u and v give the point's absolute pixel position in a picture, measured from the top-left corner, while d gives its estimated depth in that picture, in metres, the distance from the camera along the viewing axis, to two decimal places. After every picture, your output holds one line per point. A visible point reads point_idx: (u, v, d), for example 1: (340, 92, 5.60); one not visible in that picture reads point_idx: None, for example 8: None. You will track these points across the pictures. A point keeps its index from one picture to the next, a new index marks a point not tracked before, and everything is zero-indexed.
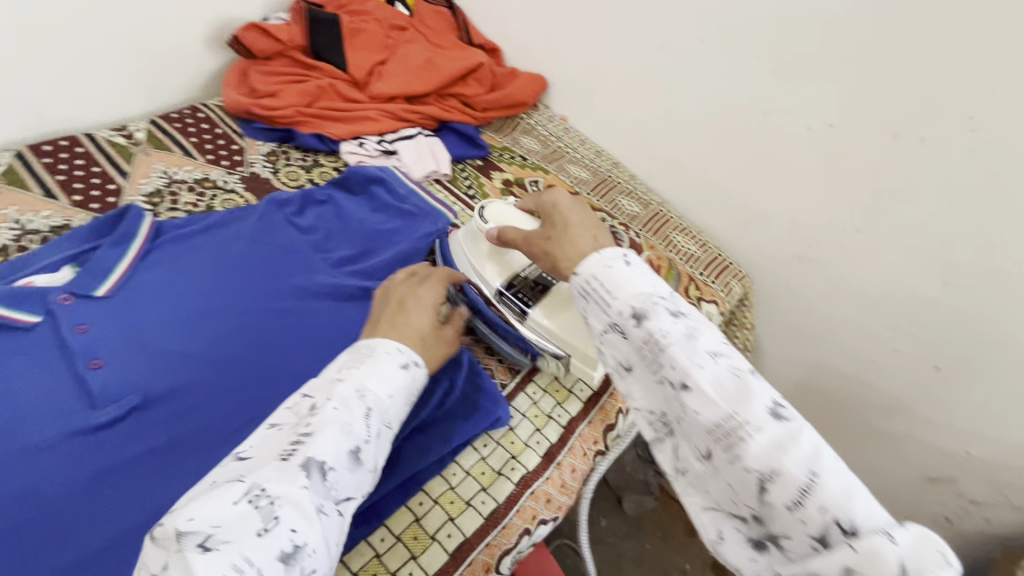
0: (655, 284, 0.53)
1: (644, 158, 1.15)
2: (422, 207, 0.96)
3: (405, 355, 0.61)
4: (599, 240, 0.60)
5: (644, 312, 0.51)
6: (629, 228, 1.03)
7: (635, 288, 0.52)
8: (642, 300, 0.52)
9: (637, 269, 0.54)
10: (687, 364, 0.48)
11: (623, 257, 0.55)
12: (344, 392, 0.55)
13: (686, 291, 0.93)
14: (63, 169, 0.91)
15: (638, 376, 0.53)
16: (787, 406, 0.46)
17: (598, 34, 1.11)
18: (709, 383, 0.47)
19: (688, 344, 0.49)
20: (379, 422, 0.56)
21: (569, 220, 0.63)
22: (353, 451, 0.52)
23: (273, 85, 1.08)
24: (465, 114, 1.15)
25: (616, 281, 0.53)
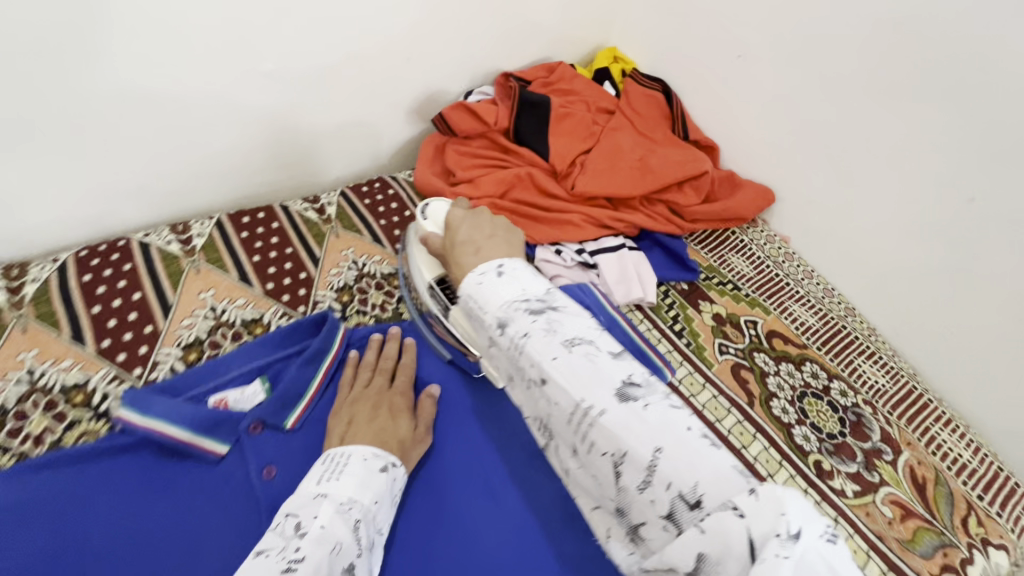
0: (522, 289, 0.58)
1: (891, 311, 0.94)
2: (633, 345, 0.81)
3: (382, 458, 0.61)
4: (479, 252, 0.67)
5: (506, 318, 0.56)
6: (877, 410, 0.82)
7: (501, 297, 0.58)
8: (507, 308, 0.57)
9: (506, 279, 0.59)
10: (541, 359, 0.52)
11: (495, 268, 0.60)
12: (330, 507, 0.54)
13: (963, 524, 0.72)
14: (258, 248, 0.86)
15: (518, 386, 0.57)
16: (636, 387, 0.50)
17: (865, 160, 0.90)
18: (563, 373, 0.51)
19: (545, 340, 0.53)
20: (369, 534, 0.55)
21: (457, 237, 0.70)
22: (348, 567, 0.51)
23: (471, 170, 0.99)
24: (672, 223, 1.00)
25: (486, 293, 0.59)
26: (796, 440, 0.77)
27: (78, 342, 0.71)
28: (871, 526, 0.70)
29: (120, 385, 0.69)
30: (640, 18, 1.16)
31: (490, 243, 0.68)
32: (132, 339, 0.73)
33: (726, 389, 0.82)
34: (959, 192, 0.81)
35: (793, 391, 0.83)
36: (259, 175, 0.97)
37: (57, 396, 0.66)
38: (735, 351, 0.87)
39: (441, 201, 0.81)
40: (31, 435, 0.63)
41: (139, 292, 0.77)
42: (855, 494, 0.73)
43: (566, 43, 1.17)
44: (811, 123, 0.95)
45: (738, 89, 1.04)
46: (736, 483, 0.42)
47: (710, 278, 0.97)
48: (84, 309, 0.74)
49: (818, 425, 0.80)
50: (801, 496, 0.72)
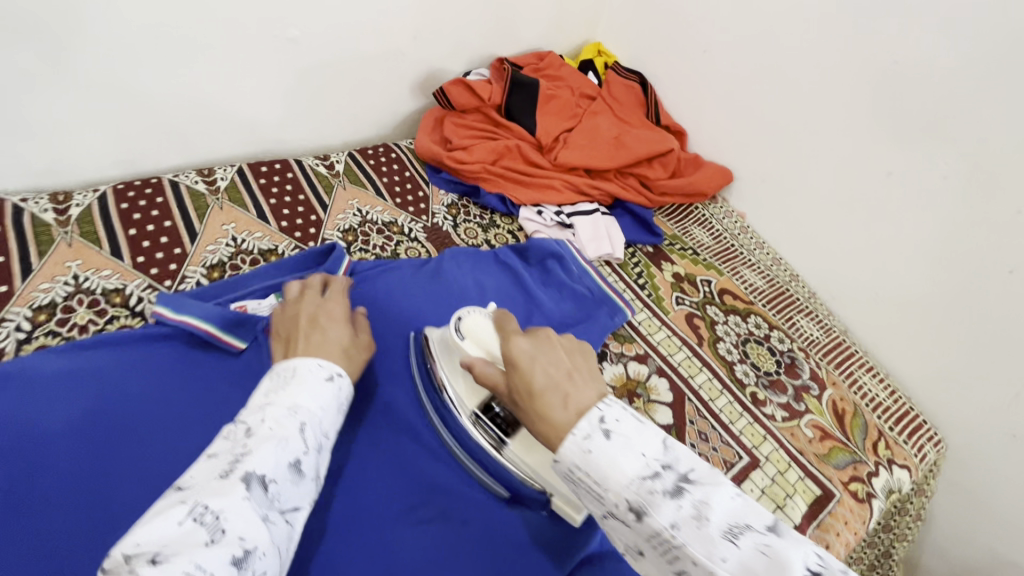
0: (643, 453, 0.44)
1: (829, 276, 1.07)
2: (597, 289, 0.93)
3: (326, 368, 0.61)
4: (569, 402, 0.49)
5: (641, 506, 0.41)
6: (809, 355, 0.95)
7: (625, 475, 0.43)
8: (636, 489, 0.42)
9: (618, 443, 0.44)
10: (706, 560, 0.39)
11: (599, 426, 0.46)
12: (279, 410, 0.54)
13: (873, 447, 0.84)
14: (274, 193, 0.97)
15: (651, 563, 0.43)
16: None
17: (808, 143, 1.04)
18: (738, 574, 0.38)
19: (698, 530, 0.40)
20: (317, 435, 0.55)
21: (533, 386, 0.52)
22: (293, 463, 0.52)
23: (466, 139, 1.11)
24: (642, 195, 1.13)
25: (602, 469, 0.44)
26: (736, 374, 0.89)
27: (117, 256, 0.82)
28: (794, 443, 0.81)
29: (153, 292, 0.80)
30: (623, 16, 1.30)
31: (579, 388, 0.51)
32: (163, 258, 0.83)
33: (679, 333, 0.94)
34: (882, 168, 0.95)
35: (737, 338, 0.95)
36: (277, 135, 1.09)
37: (98, 296, 0.77)
38: (690, 303, 0.99)
39: (477, 313, 0.68)
40: (78, 325, 0.74)
41: (169, 220, 0.88)
42: (784, 419, 0.84)
43: (556, 35, 1.31)
44: (767, 109, 1.08)
45: (705, 80, 1.18)
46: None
47: (673, 244, 1.10)
48: (122, 231, 0.85)
49: (757, 364, 0.92)
50: (736, 417, 0.84)
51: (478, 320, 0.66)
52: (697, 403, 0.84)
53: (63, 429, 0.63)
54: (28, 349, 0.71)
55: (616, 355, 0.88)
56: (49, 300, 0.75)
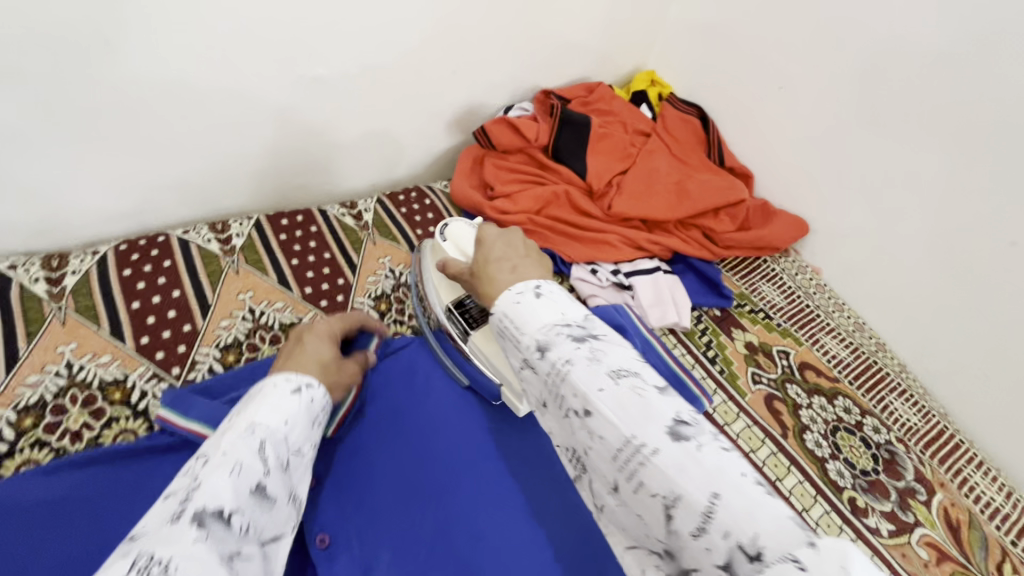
0: (562, 312, 0.48)
1: (923, 348, 0.94)
2: (667, 371, 0.80)
3: (294, 380, 0.56)
4: (515, 270, 0.58)
5: (547, 342, 0.46)
6: (909, 447, 0.82)
7: (540, 322, 0.48)
8: (547, 331, 0.47)
9: (546, 301, 0.49)
10: (584, 388, 0.42)
11: (533, 288, 0.51)
12: (234, 433, 0.49)
13: (999, 570, 0.72)
14: (297, 251, 0.86)
15: (552, 415, 0.46)
16: (691, 425, 0.39)
17: (901, 197, 0.91)
18: (609, 406, 0.40)
19: (588, 367, 0.43)
20: (280, 454, 0.50)
21: (489, 255, 0.63)
22: (256, 489, 0.46)
23: (509, 185, 0.99)
24: (705, 249, 1.00)
25: (522, 316, 0.49)
26: (829, 475, 0.77)
27: (117, 338, 0.71)
28: (906, 567, 0.70)
29: (158, 383, 0.68)
30: (680, 43, 1.18)
31: (526, 263, 0.60)
32: (170, 337, 0.72)
33: (760, 421, 0.82)
34: (1003, 237, 0.81)
35: (825, 425, 0.83)
36: (298, 178, 0.98)
37: (95, 392, 0.66)
38: (767, 382, 0.87)
39: (461, 223, 0.77)
40: (70, 431, 0.63)
41: (178, 289, 0.77)
42: (891, 534, 0.72)
43: (606, 63, 1.18)
44: (853, 156, 0.95)
45: (775, 119, 1.05)
46: (800, 535, 0.32)
47: (742, 305, 0.97)
48: (124, 304, 0.74)
49: (852, 461, 0.79)
50: (836, 532, 0.72)
51: (462, 227, 0.75)
52: None
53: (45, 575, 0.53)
54: (10, 466, 0.59)
55: None
56: (37, 399, 0.64)
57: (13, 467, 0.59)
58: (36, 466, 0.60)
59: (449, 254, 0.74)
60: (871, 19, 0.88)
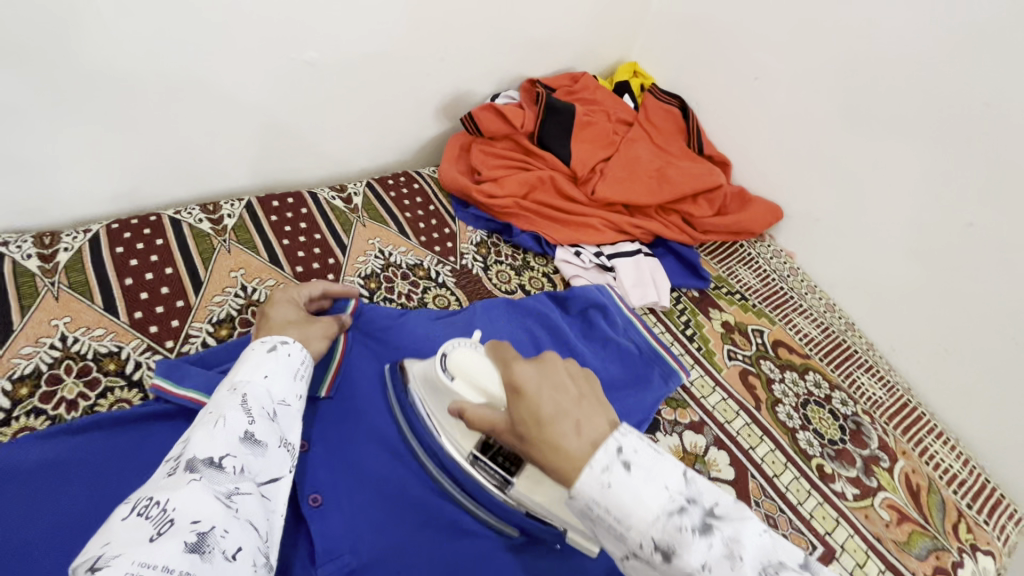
0: (667, 485, 0.41)
1: (889, 328, 0.98)
2: (647, 346, 0.84)
3: (269, 339, 0.58)
4: (583, 430, 0.45)
5: (669, 542, 0.39)
6: (874, 419, 0.87)
7: (648, 510, 0.40)
8: (660, 525, 0.39)
9: (642, 476, 0.41)
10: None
11: (618, 457, 0.42)
12: (218, 395, 0.51)
13: (954, 530, 0.76)
14: (287, 232, 0.88)
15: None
16: None
17: (870, 182, 0.95)
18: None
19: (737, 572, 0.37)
20: (266, 405, 0.51)
21: (540, 413, 0.46)
22: (244, 436, 0.48)
23: (496, 170, 1.02)
24: (685, 233, 1.04)
25: (626, 506, 0.40)
26: (799, 444, 0.81)
27: (110, 312, 0.72)
28: (869, 527, 0.74)
29: (153, 356, 0.70)
30: (662, 35, 1.21)
31: (588, 414, 0.46)
32: (164, 312, 0.74)
33: (735, 395, 0.86)
34: (963, 218, 0.86)
35: (796, 399, 0.87)
36: (288, 162, 0.99)
37: (90, 363, 0.67)
38: (742, 358, 0.91)
39: (464, 346, 0.59)
40: (65, 400, 0.64)
41: (171, 267, 0.78)
42: (855, 497, 0.77)
43: (590, 54, 1.22)
44: (825, 144, 0.99)
45: (753, 108, 1.09)
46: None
47: (719, 287, 1.01)
48: (117, 280, 0.75)
49: (820, 431, 0.83)
50: (805, 496, 0.76)
51: (466, 351, 0.58)
52: (761, 480, 0.76)
53: (42, 536, 0.54)
54: (6, 432, 0.61)
55: (669, 424, 0.80)
56: (32, 369, 0.65)
57: (9, 433, 0.61)
58: (32, 432, 0.61)
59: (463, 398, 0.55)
60: (843, 11, 0.92)
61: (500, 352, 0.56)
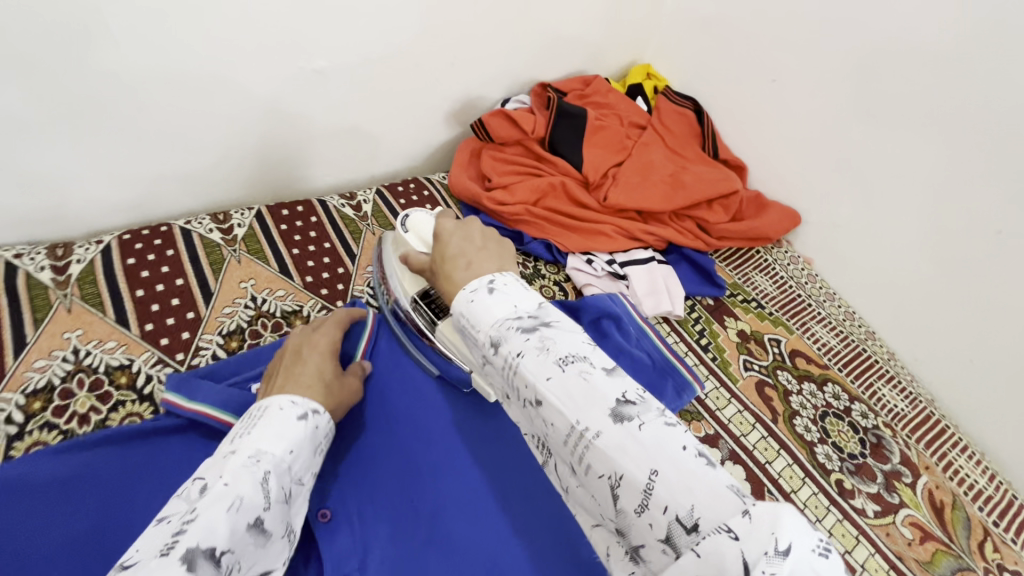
0: (515, 305, 0.49)
1: (910, 337, 0.96)
2: (660, 357, 0.83)
3: (301, 406, 0.58)
4: (471, 266, 0.57)
5: (500, 337, 0.47)
6: (896, 433, 0.84)
7: (494, 317, 0.49)
8: (499, 327, 0.48)
9: (498, 295, 0.50)
10: (534, 379, 0.44)
11: (487, 284, 0.52)
12: (236, 463, 0.49)
13: (980, 549, 0.74)
14: (297, 241, 0.87)
15: (514, 403, 0.49)
16: (632, 405, 0.42)
17: (892, 187, 0.92)
18: (559, 395, 0.43)
19: (539, 358, 0.45)
20: (281, 485, 0.51)
21: (446, 252, 0.61)
22: (253, 522, 0.46)
23: (507, 177, 1.01)
24: (699, 239, 1.02)
25: (476, 312, 0.50)
26: (818, 458, 0.79)
27: (122, 324, 0.72)
28: (891, 545, 0.72)
29: (163, 368, 0.70)
30: (675, 37, 1.19)
31: (481, 258, 0.58)
32: (175, 324, 0.74)
33: (751, 407, 0.84)
34: (990, 225, 0.83)
35: (814, 410, 0.85)
36: (298, 171, 0.99)
37: (101, 376, 0.67)
38: (759, 368, 0.89)
39: (422, 211, 0.76)
40: (77, 414, 0.64)
41: (181, 278, 0.78)
42: (876, 514, 0.74)
43: (602, 56, 1.20)
44: (845, 147, 0.97)
45: (769, 110, 1.06)
46: (735, 503, 0.36)
47: (734, 295, 0.99)
48: (128, 292, 0.75)
49: (840, 445, 0.81)
50: (823, 513, 0.74)
51: (424, 218, 0.75)
52: (779, 496, 0.74)
53: (51, 549, 0.54)
54: (18, 448, 0.61)
55: None
56: (45, 383, 0.65)
57: (22, 448, 0.61)
58: (44, 447, 0.61)
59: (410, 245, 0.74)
60: (864, 10, 0.90)
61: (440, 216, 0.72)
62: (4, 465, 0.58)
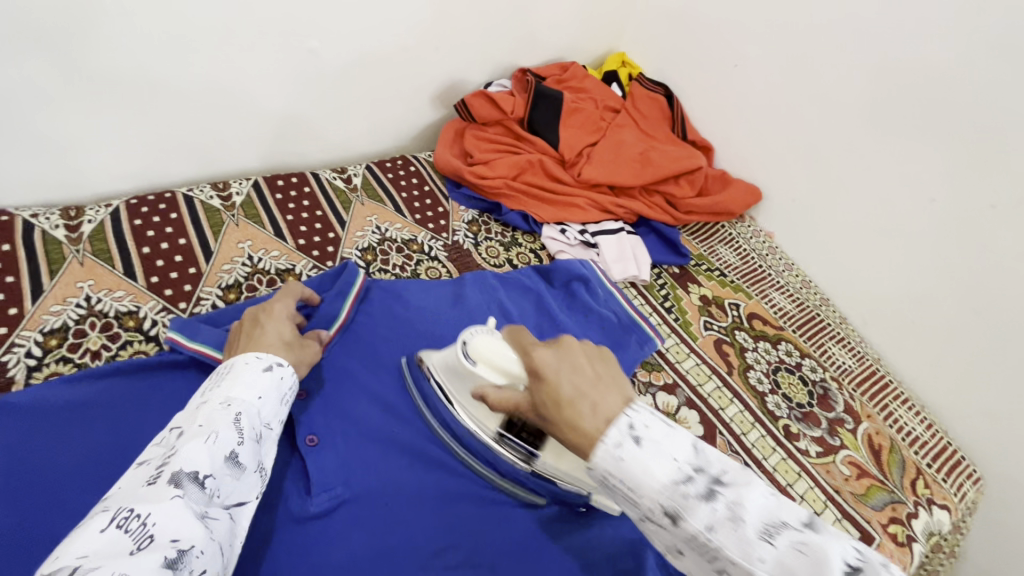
0: (675, 457, 0.41)
1: (860, 302, 1.03)
2: (625, 316, 0.89)
3: (264, 359, 0.58)
4: (600, 409, 0.44)
5: (677, 510, 0.39)
6: (842, 386, 0.91)
7: (657, 481, 0.40)
8: (670, 494, 0.40)
9: (651, 449, 0.41)
10: (740, 557, 0.37)
11: (629, 432, 0.42)
12: (210, 408, 0.51)
13: (912, 485, 0.81)
14: (291, 209, 0.95)
15: (696, 565, 0.41)
16: (860, 563, 0.36)
17: (841, 162, 1.00)
18: (774, 574, 0.36)
19: (737, 531, 0.38)
20: (255, 426, 0.52)
21: (561, 395, 0.46)
22: (230, 455, 0.48)
23: (488, 154, 1.08)
24: (667, 213, 1.09)
25: (634, 476, 0.41)
26: (768, 406, 0.86)
27: (129, 276, 0.79)
28: (830, 480, 0.79)
29: (167, 315, 0.77)
30: (649, 27, 1.27)
31: (603, 391, 0.46)
32: (178, 278, 0.81)
33: (708, 360, 0.91)
34: (926, 194, 0.91)
35: (768, 366, 0.92)
36: (293, 146, 1.06)
37: (111, 319, 0.75)
38: (718, 328, 0.96)
39: (479, 333, 0.63)
40: (90, 350, 0.71)
41: (184, 237, 0.85)
42: (818, 454, 0.82)
43: (580, 44, 1.27)
44: (800, 126, 1.04)
45: (734, 94, 1.14)
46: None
47: (699, 264, 1.06)
48: (135, 248, 0.82)
49: (789, 395, 0.88)
50: (770, 452, 0.81)
51: (484, 339, 0.62)
52: (729, 436, 0.82)
53: (66, 463, 0.60)
54: (38, 376, 0.68)
55: (644, 385, 0.86)
56: (61, 324, 0.72)
57: (41, 377, 0.68)
58: (61, 376, 0.68)
59: (485, 380, 0.61)
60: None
61: (514, 336, 0.60)
62: (26, 390, 0.65)
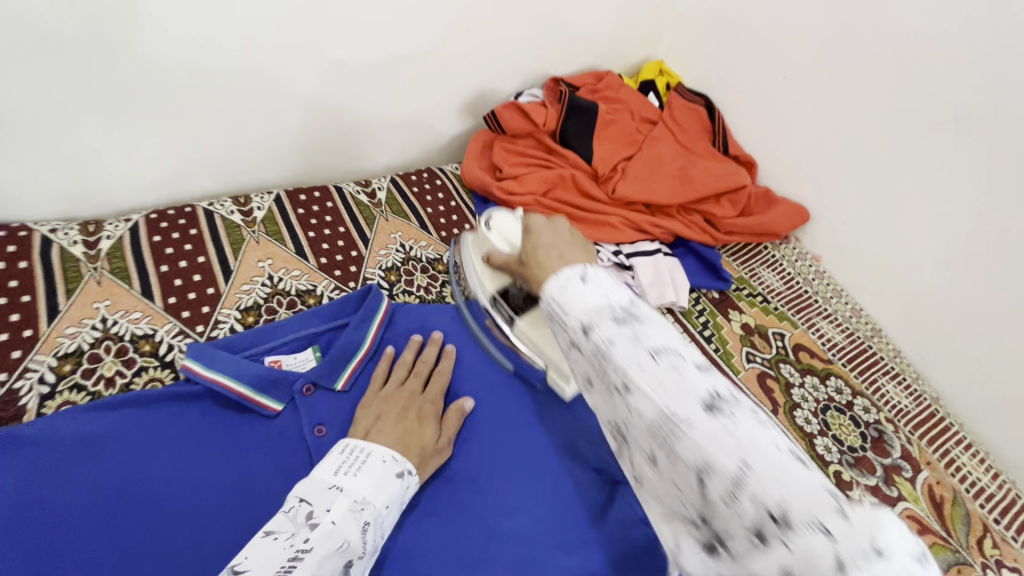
0: (609, 294, 0.44)
1: (917, 336, 0.96)
2: None
3: (399, 464, 0.62)
4: (564, 257, 0.54)
5: (591, 322, 0.43)
6: (898, 428, 0.84)
7: (586, 304, 0.44)
8: (590, 312, 0.43)
9: (593, 285, 0.45)
10: (623, 363, 0.39)
11: (579, 274, 0.46)
12: (344, 504, 0.54)
13: (979, 545, 0.74)
14: (313, 225, 0.91)
15: (598, 393, 0.43)
16: (734, 403, 0.37)
17: (900, 184, 0.92)
18: (648, 382, 0.38)
19: (629, 343, 0.40)
20: (375, 535, 0.56)
21: (537, 242, 0.59)
22: (346, 564, 0.52)
23: (517, 168, 1.03)
24: (706, 234, 1.03)
25: (569, 299, 0.45)
26: (817, 450, 0.80)
27: (146, 297, 0.76)
28: None
29: (184, 339, 0.74)
30: (690, 33, 1.20)
31: (573, 251, 0.56)
32: (196, 299, 0.78)
33: (751, 397, 0.85)
34: (999, 223, 0.83)
35: (816, 404, 0.85)
36: (317, 159, 1.03)
37: (127, 344, 0.72)
38: (761, 361, 0.90)
39: (505, 214, 0.79)
40: (104, 378, 0.69)
41: (203, 255, 0.82)
42: None
43: (616, 52, 1.21)
44: (854, 144, 0.97)
45: (780, 107, 1.07)
46: (832, 503, 0.32)
47: (740, 289, 1.00)
48: (153, 267, 0.79)
49: (840, 438, 0.82)
50: None
51: (508, 220, 0.78)
52: None
53: (79, 502, 0.58)
54: (50, 406, 0.65)
55: None
56: (75, 348, 0.70)
57: (53, 406, 0.65)
58: (73, 406, 0.65)
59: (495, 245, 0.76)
60: (879, 4, 0.89)
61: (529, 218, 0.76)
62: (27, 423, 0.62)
